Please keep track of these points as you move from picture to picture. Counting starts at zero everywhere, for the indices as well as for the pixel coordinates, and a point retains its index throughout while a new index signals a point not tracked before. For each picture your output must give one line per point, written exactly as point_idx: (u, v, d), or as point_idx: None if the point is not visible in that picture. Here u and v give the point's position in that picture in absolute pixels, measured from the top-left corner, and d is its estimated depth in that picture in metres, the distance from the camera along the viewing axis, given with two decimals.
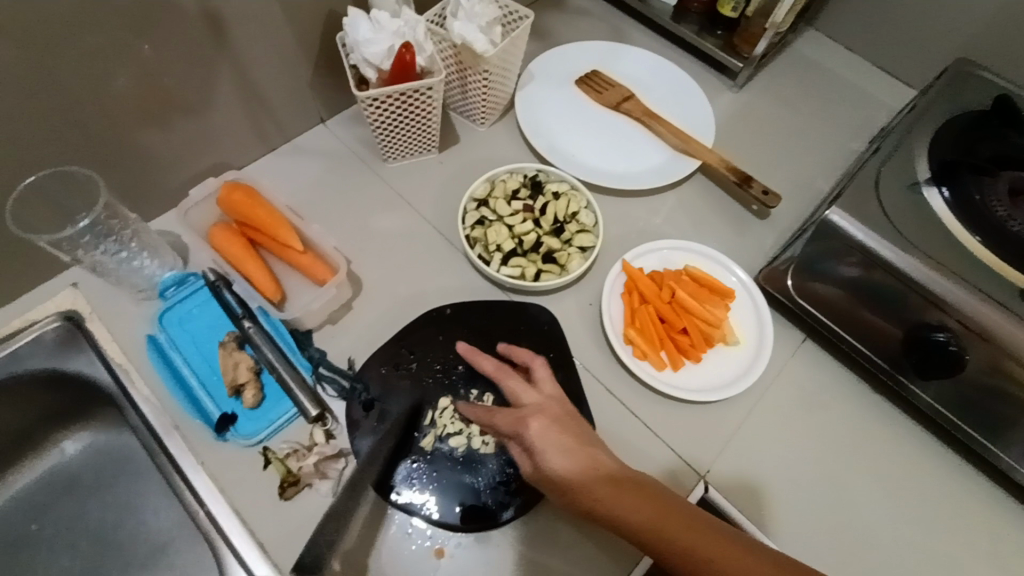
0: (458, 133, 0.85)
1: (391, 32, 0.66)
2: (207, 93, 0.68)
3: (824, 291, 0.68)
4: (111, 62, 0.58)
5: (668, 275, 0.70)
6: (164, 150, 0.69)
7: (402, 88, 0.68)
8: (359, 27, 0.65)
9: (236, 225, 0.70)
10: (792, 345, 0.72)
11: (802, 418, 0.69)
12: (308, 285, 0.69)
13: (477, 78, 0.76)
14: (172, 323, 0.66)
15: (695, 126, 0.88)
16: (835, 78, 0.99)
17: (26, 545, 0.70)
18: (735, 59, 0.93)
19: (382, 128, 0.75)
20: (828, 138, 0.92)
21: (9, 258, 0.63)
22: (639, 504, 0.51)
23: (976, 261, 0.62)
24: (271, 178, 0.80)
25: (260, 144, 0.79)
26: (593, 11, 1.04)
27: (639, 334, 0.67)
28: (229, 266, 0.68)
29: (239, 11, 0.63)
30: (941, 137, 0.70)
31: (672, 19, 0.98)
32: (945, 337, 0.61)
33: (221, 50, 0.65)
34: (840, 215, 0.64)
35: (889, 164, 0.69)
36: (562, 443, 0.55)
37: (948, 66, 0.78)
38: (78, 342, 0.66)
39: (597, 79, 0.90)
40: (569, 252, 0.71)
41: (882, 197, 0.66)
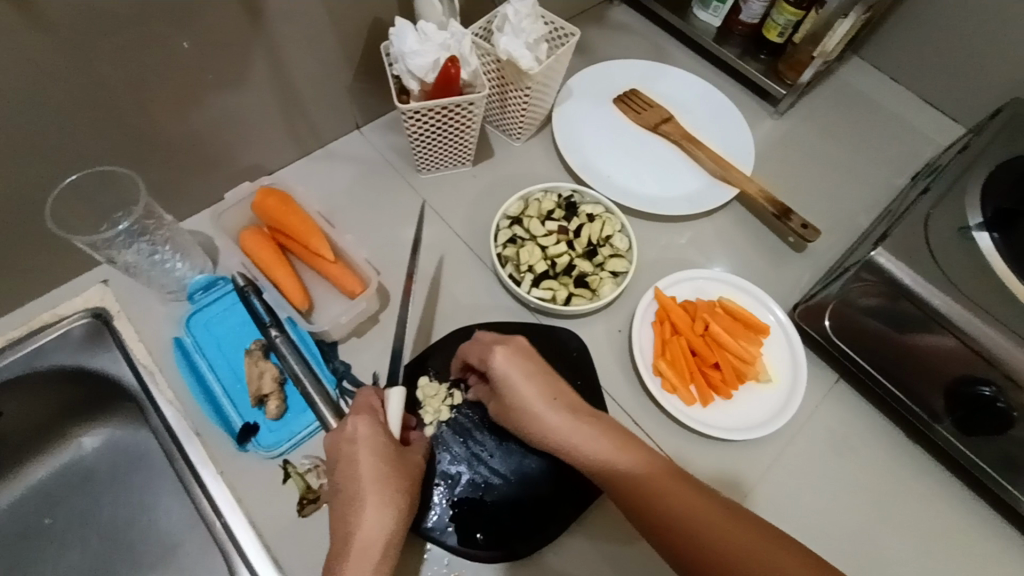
0: (493, 147, 0.84)
1: (437, 44, 0.65)
2: (246, 94, 0.67)
3: (865, 336, 0.66)
4: (157, 62, 0.58)
5: (702, 307, 0.68)
6: (201, 151, 0.69)
7: (444, 102, 0.68)
8: (405, 39, 0.64)
9: (267, 230, 0.69)
10: (826, 385, 0.70)
11: (833, 463, 0.67)
12: (336, 296, 0.68)
13: (518, 94, 0.75)
14: (198, 326, 0.66)
15: (734, 152, 0.87)
16: (879, 109, 0.97)
17: (39, 538, 0.70)
18: (778, 86, 0.92)
19: (419, 139, 0.74)
20: (870, 171, 0.89)
21: (43, 252, 0.64)
22: (603, 441, 0.53)
23: None
24: (304, 183, 0.79)
25: (295, 147, 0.79)
26: (635, 28, 1.02)
27: (670, 367, 0.65)
28: (258, 271, 0.67)
29: (285, 16, 0.63)
30: (995, 182, 0.68)
31: (716, 41, 0.96)
32: (992, 393, 0.59)
33: (263, 55, 0.65)
34: (887, 258, 0.61)
35: (940, 206, 0.66)
36: (526, 374, 0.56)
37: (1004, 107, 0.76)
38: (104, 339, 0.66)
39: (636, 98, 0.89)
40: (601, 277, 0.70)
41: (931, 240, 0.63)
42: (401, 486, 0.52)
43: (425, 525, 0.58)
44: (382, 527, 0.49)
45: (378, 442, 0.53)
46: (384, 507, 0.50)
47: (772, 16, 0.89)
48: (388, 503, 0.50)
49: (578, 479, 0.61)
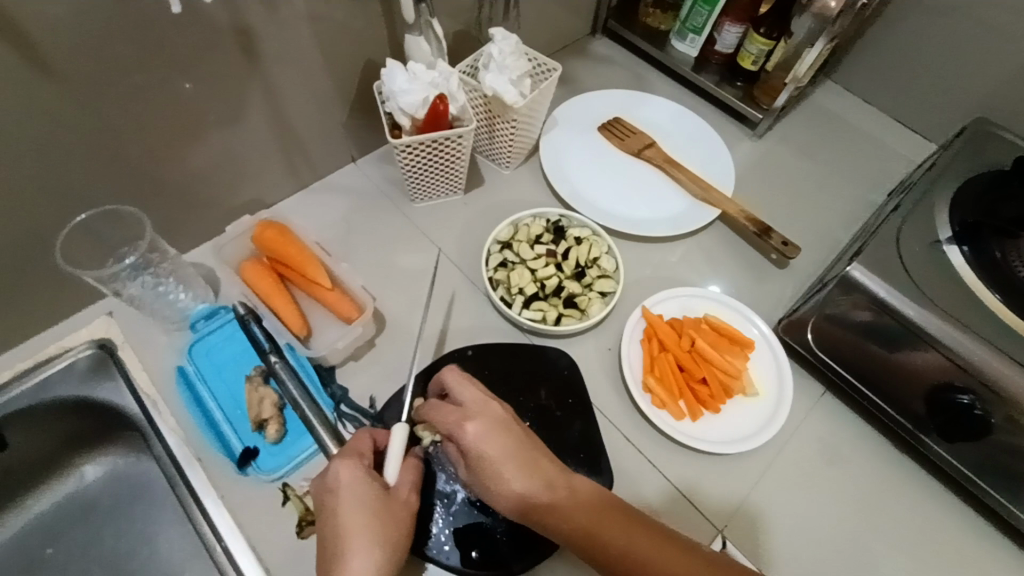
0: (484, 176, 0.88)
1: (425, 83, 0.69)
2: (247, 132, 0.71)
3: (847, 349, 0.68)
4: (163, 105, 0.62)
5: (687, 323, 0.70)
6: (204, 187, 0.72)
7: (434, 136, 0.71)
8: (396, 79, 0.69)
9: (267, 260, 0.72)
10: (813, 398, 0.72)
11: (823, 474, 0.68)
12: (334, 321, 0.71)
13: (506, 126, 0.79)
14: (200, 353, 0.68)
15: (716, 173, 0.90)
16: (853, 130, 1.01)
17: (41, 570, 0.70)
18: (755, 110, 0.96)
19: (412, 171, 0.78)
20: (847, 189, 0.93)
21: (52, 287, 0.66)
22: (583, 511, 0.53)
23: (1000, 324, 0.61)
24: (302, 214, 0.83)
25: (294, 181, 0.82)
26: (616, 60, 1.08)
27: (658, 383, 0.67)
28: (258, 300, 0.70)
29: (283, 59, 0.68)
30: (962, 196, 0.71)
31: (694, 70, 1.01)
32: (970, 401, 0.60)
33: (263, 95, 0.69)
34: (861, 272, 0.64)
35: (909, 221, 0.69)
36: (499, 453, 0.54)
37: (967, 125, 0.80)
38: (109, 370, 0.68)
39: (619, 126, 0.93)
40: (589, 297, 0.73)
41: (902, 253, 0.66)
42: (390, 535, 0.52)
43: (423, 545, 0.59)
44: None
45: (363, 489, 0.53)
46: (367, 555, 0.50)
47: (745, 46, 0.95)
48: (377, 552, 0.50)
49: None
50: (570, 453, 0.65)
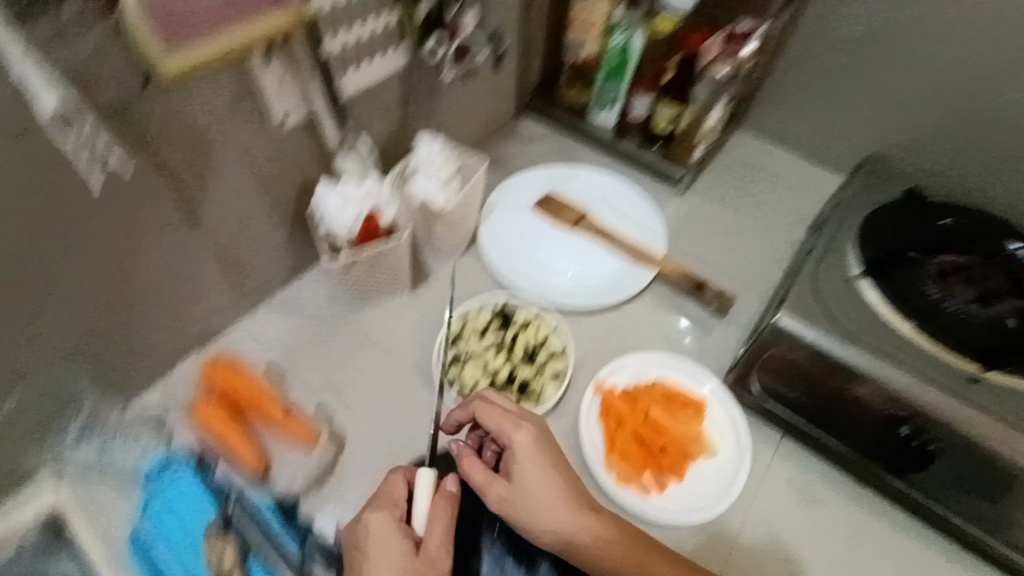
0: (429, 270, 0.90)
1: (357, 202, 0.72)
2: (191, 280, 0.71)
3: (793, 393, 0.71)
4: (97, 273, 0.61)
5: (641, 393, 0.72)
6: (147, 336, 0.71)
7: (372, 249, 0.73)
8: (327, 203, 0.72)
9: (216, 398, 0.72)
10: (774, 444, 0.74)
11: (797, 522, 0.69)
12: (295, 451, 0.71)
13: (441, 225, 0.82)
14: (154, 511, 0.67)
15: (646, 234, 0.95)
16: (767, 171, 1.08)
17: None
18: (676, 169, 1.03)
19: (355, 283, 0.79)
20: (771, 229, 0.99)
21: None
22: (605, 540, 0.58)
23: (923, 353, 0.65)
24: (251, 339, 0.82)
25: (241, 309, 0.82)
26: (541, 136, 1.14)
27: (621, 460, 0.69)
28: (213, 442, 0.70)
29: (221, 206, 0.68)
30: (871, 230, 0.76)
31: (614, 138, 1.08)
32: (909, 432, 0.64)
33: (204, 245, 0.69)
34: (788, 321, 0.68)
35: (825, 263, 0.74)
36: (540, 469, 0.60)
37: (861, 164, 0.87)
38: (58, 551, 0.67)
39: (551, 201, 0.98)
40: (543, 380, 0.75)
41: (825, 297, 0.70)
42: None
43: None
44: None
45: (394, 542, 0.57)
46: None
47: (657, 112, 1.01)
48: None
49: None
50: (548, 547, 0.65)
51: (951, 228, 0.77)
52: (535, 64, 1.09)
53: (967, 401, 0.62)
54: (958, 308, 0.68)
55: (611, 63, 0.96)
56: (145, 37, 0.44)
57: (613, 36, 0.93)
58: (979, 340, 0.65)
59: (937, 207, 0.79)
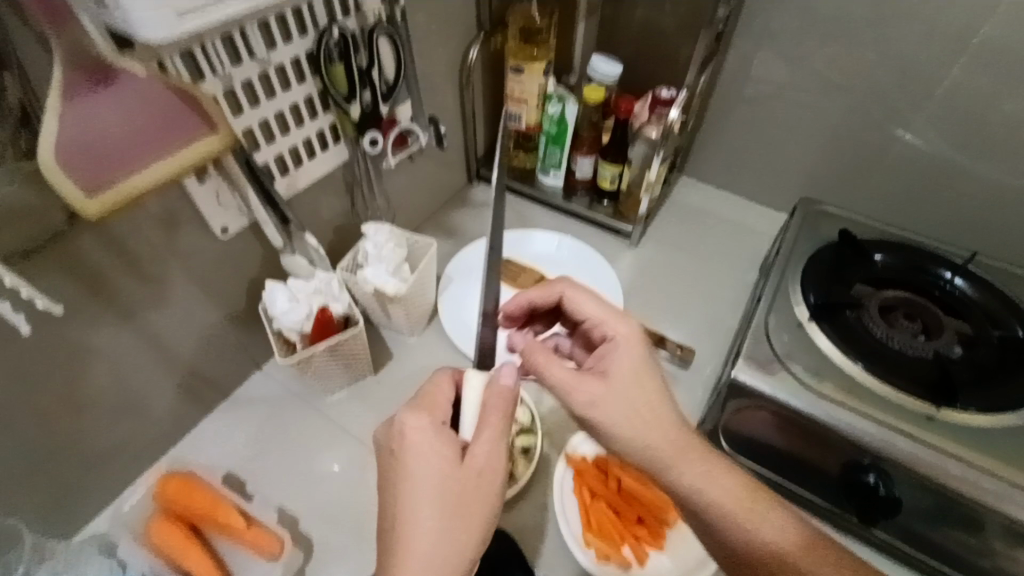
0: (390, 350, 0.90)
1: (307, 299, 0.72)
2: (138, 392, 0.70)
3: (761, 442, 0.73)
4: (29, 403, 0.59)
5: (612, 460, 0.71)
6: (92, 456, 0.68)
7: (325, 344, 0.73)
8: (276, 301, 0.71)
9: (171, 514, 0.68)
10: None
11: None
12: (256, 563, 0.67)
13: (397, 308, 0.82)
14: None
15: (602, 291, 0.97)
16: (715, 217, 1.12)
17: None
18: (625, 224, 1.07)
19: (314, 375, 0.78)
20: (725, 275, 1.02)
21: None
22: (711, 480, 0.54)
23: (876, 395, 0.66)
24: (209, 443, 0.79)
25: (199, 412, 0.80)
26: (496, 202, 1.16)
27: (598, 535, 0.66)
28: (166, 564, 0.65)
29: (165, 315, 0.68)
30: (809, 272, 0.79)
31: (565, 199, 1.12)
32: (876, 480, 0.64)
33: (148, 355, 0.69)
34: (746, 374, 0.69)
35: (774, 309, 0.76)
36: (631, 372, 0.59)
37: (795, 209, 0.90)
38: None
39: (510, 266, 0.99)
40: (513, 458, 0.73)
41: (775, 345, 0.71)
42: (462, 506, 0.52)
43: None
44: (431, 513, 0.51)
45: (440, 450, 0.54)
46: (436, 528, 0.50)
47: (601, 171, 1.05)
48: (453, 533, 0.51)
49: None
50: None
51: (886, 263, 0.81)
52: (480, 135, 1.13)
53: (922, 440, 0.63)
54: (903, 346, 0.71)
55: (550, 132, 1.04)
56: (66, 186, 0.48)
57: (549, 106, 1.02)
58: (924, 374, 0.67)
59: (869, 243, 0.82)
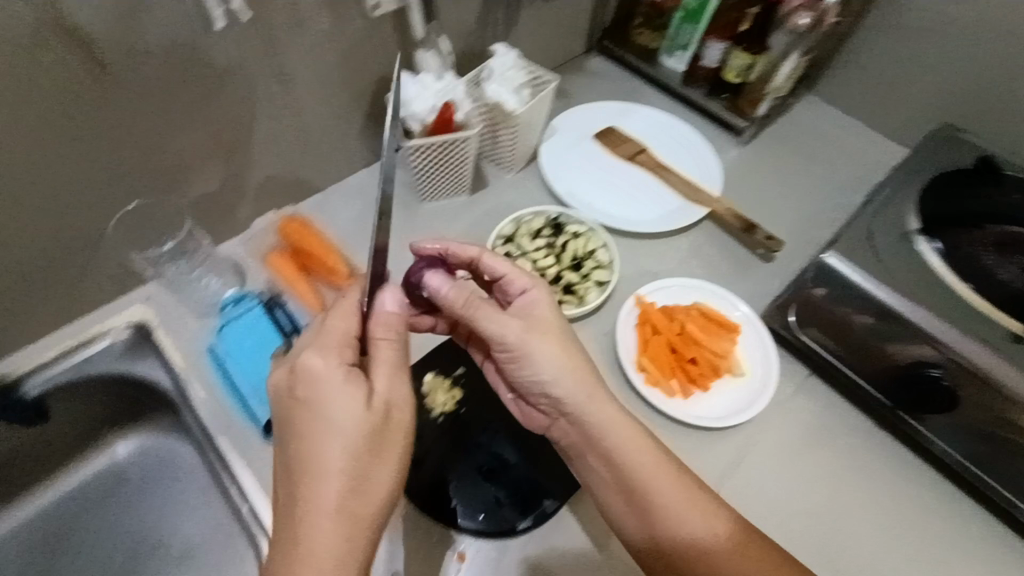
0: (489, 180, 0.80)
1: (436, 91, 0.64)
2: (61, 172, 0.51)
3: (829, 332, 0.65)
4: (65, 198, 0.52)
5: (678, 309, 0.67)
6: (70, 275, 0.58)
7: (441, 141, 0.65)
8: (405, 88, 0.64)
9: (288, 250, 0.68)
10: (796, 382, 0.67)
11: (810, 449, 0.64)
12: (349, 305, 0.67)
13: (508, 134, 0.73)
14: (229, 335, 0.63)
15: (704, 172, 0.82)
16: (835, 141, 0.90)
17: (70, 543, 0.65)
18: (738, 119, 0.87)
19: (421, 174, 0.71)
20: (829, 194, 0.84)
21: (17, 294, 0.56)
22: (675, 486, 0.50)
23: (966, 309, 0.60)
24: (191, 314, 0.65)
25: (121, 231, 0.58)
26: (608, 73, 0.95)
27: (652, 362, 0.64)
28: (282, 287, 0.66)
29: (149, 87, 0.51)
30: (931, 190, 0.68)
31: (682, 84, 0.91)
32: (939, 374, 0.58)
33: (81, 141, 0.50)
34: (836, 258, 0.63)
35: (882, 214, 0.67)
36: (587, 388, 0.51)
37: (935, 129, 0.76)
38: (146, 350, 0.64)
39: (614, 132, 0.84)
40: (587, 285, 0.69)
41: (875, 246, 0.64)
42: (379, 454, 0.43)
43: (399, 545, 0.54)
44: (376, 487, 0.42)
45: (344, 391, 0.42)
46: (333, 438, 0.41)
47: (729, 60, 0.84)
48: (353, 452, 0.42)
49: None
50: None
51: (1018, 201, 0.68)
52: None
53: None
54: (1013, 278, 0.62)
55: (689, 6, 0.82)
56: None
57: None
58: (1017, 295, 0.60)
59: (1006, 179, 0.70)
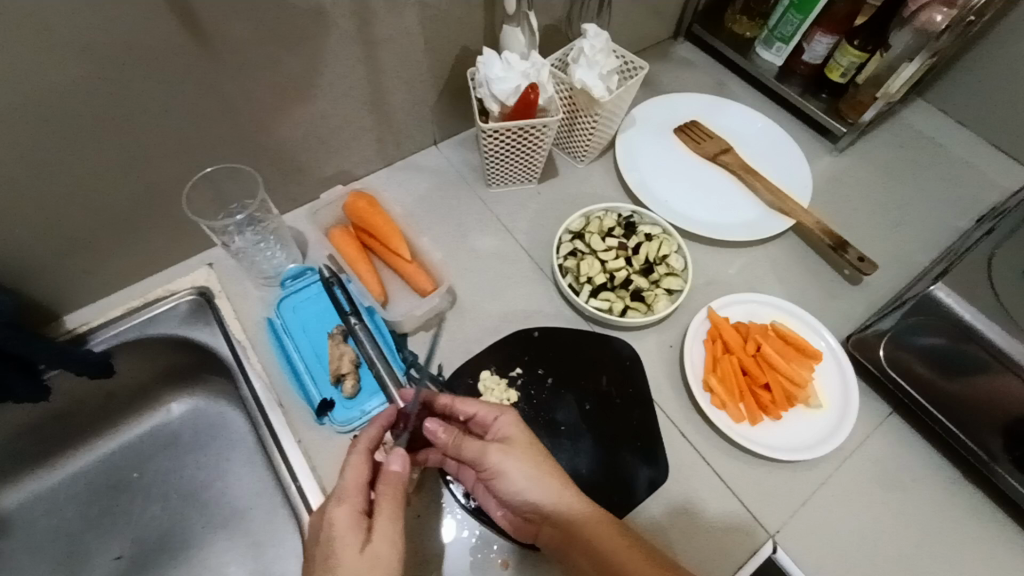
0: (559, 169, 0.76)
1: (520, 73, 0.60)
2: (149, 125, 0.51)
3: (921, 368, 0.59)
4: (140, 144, 0.52)
5: (754, 328, 0.63)
6: (142, 225, 0.59)
7: (519, 126, 0.62)
8: (489, 66, 0.60)
9: (352, 227, 0.67)
10: (876, 419, 0.62)
11: (885, 492, 0.58)
12: (412, 290, 0.64)
13: (587, 121, 0.68)
14: (289, 309, 0.63)
15: (793, 179, 0.76)
16: (944, 156, 0.81)
17: (124, 493, 0.67)
18: (837, 123, 0.79)
19: (492, 157, 0.68)
20: (932, 215, 0.76)
21: (93, 238, 0.57)
22: (537, 480, 0.47)
23: None
24: (251, 285, 0.65)
25: (197, 188, 0.59)
26: (695, 62, 0.88)
27: (721, 383, 0.60)
28: (343, 264, 0.65)
29: (238, 46, 0.50)
30: None
31: (777, 79, 0.83)
32: None
33: (167, 93, 0.50)
34: (945, 292, 0.56)
35: (1007, 247, 0.60)
36: (557, 489, 0.47)
37: None
38: (206, 317, 0.64)
39: (697, 127, 0.78)
40: (655, 293, 0.64)
41: (994, 282, 0.57)
42: None
43: (440, 542, 0.52)
44: None
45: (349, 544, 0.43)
46: None
47: (835, 56, 0.77)
48: None
49: (645, 434, 0.58)
50: (625, 443, 0.58)
51: None
52: None
53: None
54: None
55: None
56: None
57: None
58: None
59: None
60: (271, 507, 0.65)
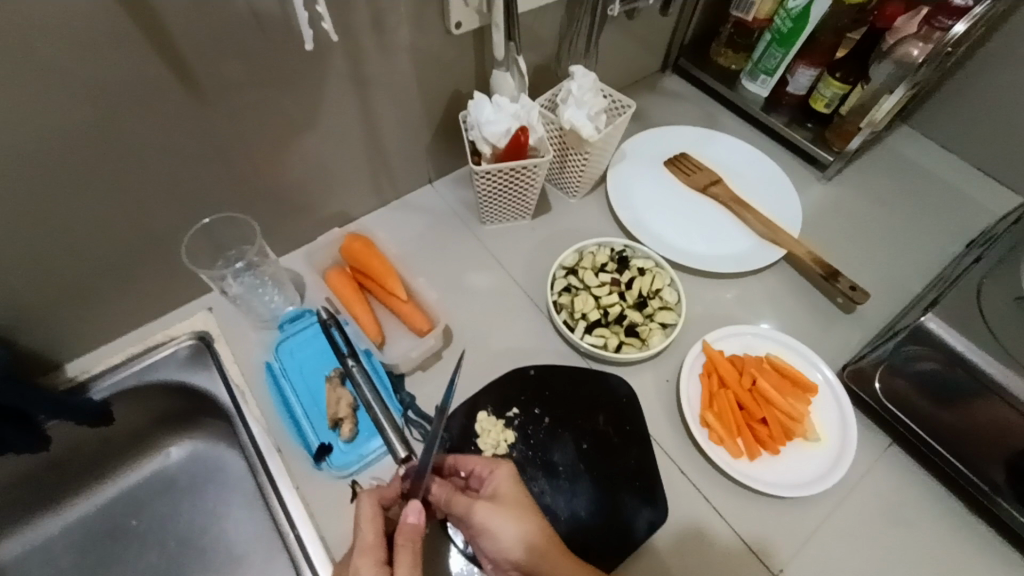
0: (552, 204, 0.77)
1: (509, 115, 0.61)
2: (151, 176, 0.53)
3: (917, 399, 0.59)
4: (142, 192, 0.54)
5: (749, 361, 0.63)
6: (143, 270, 0.60)
7: (510, 166, 0.64)
8: (479, 110, 0.61)
9: (349, 269, 0.68)
10: (875, 450, 0.62)
11: (886, 525, 0.58)
12: (408, 330, 0.65)
13: (577, 159, 0.70)
14: (287, 352, 0.64)
15: (783, 209, 0.77)
16: (932, 182, 0.82)
17: (123, 539, 0.67)
18: (825, 152, 0.80)
19: (485, 196, 0.69)
20: (923, 241, 0.76)
21: (96, 284, 0.58)
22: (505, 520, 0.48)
23: None
24: (250, 329, 0.66)
25: (197, 234, 0.61)
26: (684, 94, 0.91)
27: (718, 419, 0.60)
28: (340, 306, 0.66)
29: (237, 100, 0.52)
30: None
31: (763, 110, 0.85)
32: None
33: (167, 144, 0.52)
34: (937, 323, 0.57)
35: (996, 275, 0.61)
36: (543, 543, 0.47)
37: None
38: (204, 361, 0.65)
39: (687, 159, 0.79)
40: (650, 327, 0.65)
41: (983, 307, 0.58)
42: None
43: None
44: None
45: None
46: None
47: (819, 87, 0.79)
48: None
49: (643, 473, 0.58)
50: (624, 482, 0.58)
51: None
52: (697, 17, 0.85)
53: None
54: None
55: (779, 30, 0.75)
56: None
57: None
58: None
59: None
60: (269, 552, 0.65)
